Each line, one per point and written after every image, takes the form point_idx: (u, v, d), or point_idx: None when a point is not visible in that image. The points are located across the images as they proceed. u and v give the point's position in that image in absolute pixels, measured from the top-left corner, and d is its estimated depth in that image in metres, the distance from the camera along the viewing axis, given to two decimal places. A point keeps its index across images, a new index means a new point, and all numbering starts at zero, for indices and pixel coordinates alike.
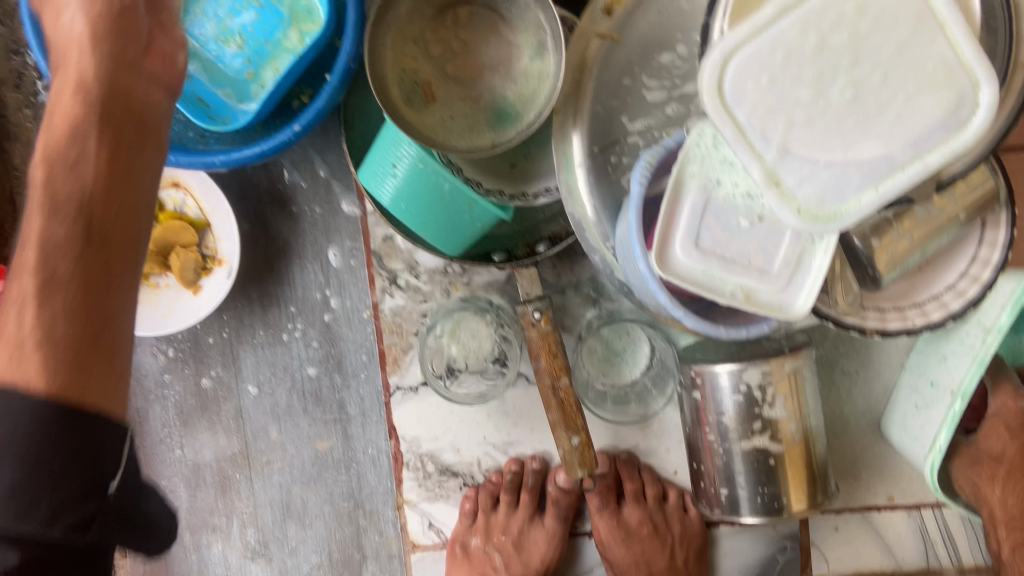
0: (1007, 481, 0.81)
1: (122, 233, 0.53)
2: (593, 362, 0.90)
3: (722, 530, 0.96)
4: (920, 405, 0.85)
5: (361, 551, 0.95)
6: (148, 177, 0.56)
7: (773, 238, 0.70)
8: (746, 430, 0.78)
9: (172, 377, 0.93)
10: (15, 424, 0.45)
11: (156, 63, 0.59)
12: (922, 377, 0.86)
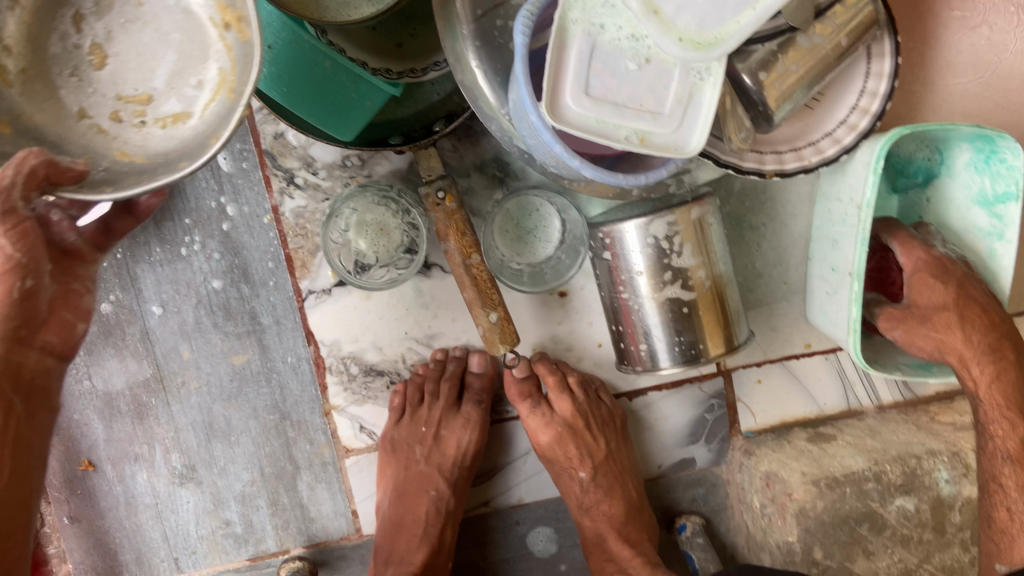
0: (964, 323, 0.76)
1: (17, 493, 0.64)
2: (505, 243, 0.88)
3: (651, 396, 0.96)
4: (830, 292, 0.85)
5: (293, 462, 0.93)
6: (42, 441, 0.66)
7: (662, 79, 0.70)
8: (659, 282, 0.79)
9: None
10: None
11: (53, 334, 0.64)
12: (826, 265, 0.86)
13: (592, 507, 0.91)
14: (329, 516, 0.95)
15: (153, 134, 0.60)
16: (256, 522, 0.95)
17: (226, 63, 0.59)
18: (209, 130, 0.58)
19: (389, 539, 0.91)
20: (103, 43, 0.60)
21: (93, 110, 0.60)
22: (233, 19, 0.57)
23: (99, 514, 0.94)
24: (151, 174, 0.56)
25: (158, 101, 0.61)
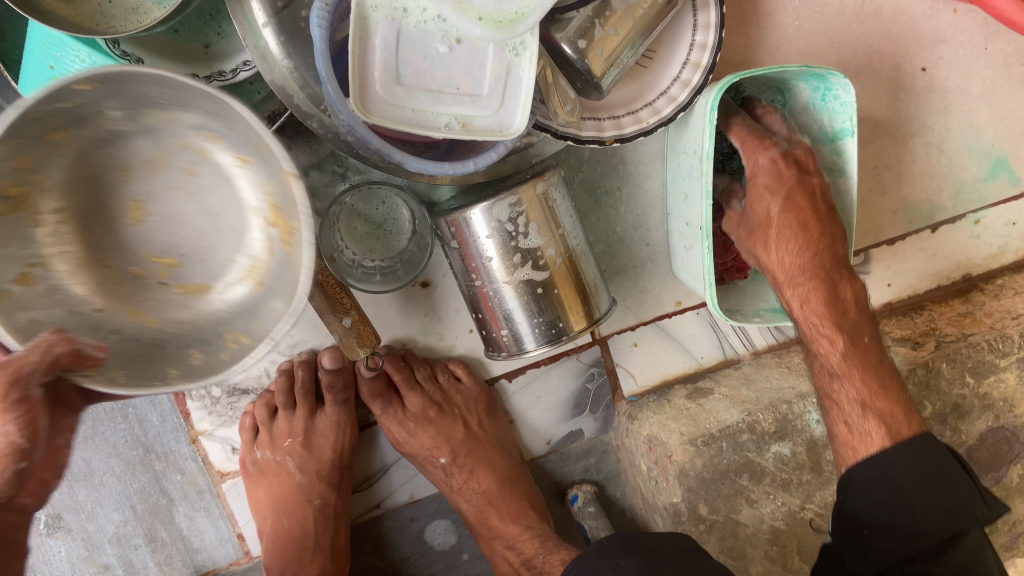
0: (778, 241, 0.75)
1: None
2: (356, 241, 0.83)
3: (507, 383, 0.94)
4: (687, 247, 0.85)
5: (166, 496, 0.89)
6: None
7: (476, 58, 0.66)
8: (510, 266, 0.77)
9: None
10: None
11: None
12: (680, 220, 0.85)
13: (461, 486, 0.88)
14: (214, 544, 0.91)
15: (184, 304, 0.61)
16: (137, 560, 0.90)
17: (264, 256, 0.61)
18: (230, 324, 0.61)
19: (275, 560, 0.85)
20: (144, 202, 0.60)
21: (115, 258, 0.59)
22: (287, 232, 0.58)
23: None
24: (156, 364, 0.58)
25: (188, 271, 0.61)
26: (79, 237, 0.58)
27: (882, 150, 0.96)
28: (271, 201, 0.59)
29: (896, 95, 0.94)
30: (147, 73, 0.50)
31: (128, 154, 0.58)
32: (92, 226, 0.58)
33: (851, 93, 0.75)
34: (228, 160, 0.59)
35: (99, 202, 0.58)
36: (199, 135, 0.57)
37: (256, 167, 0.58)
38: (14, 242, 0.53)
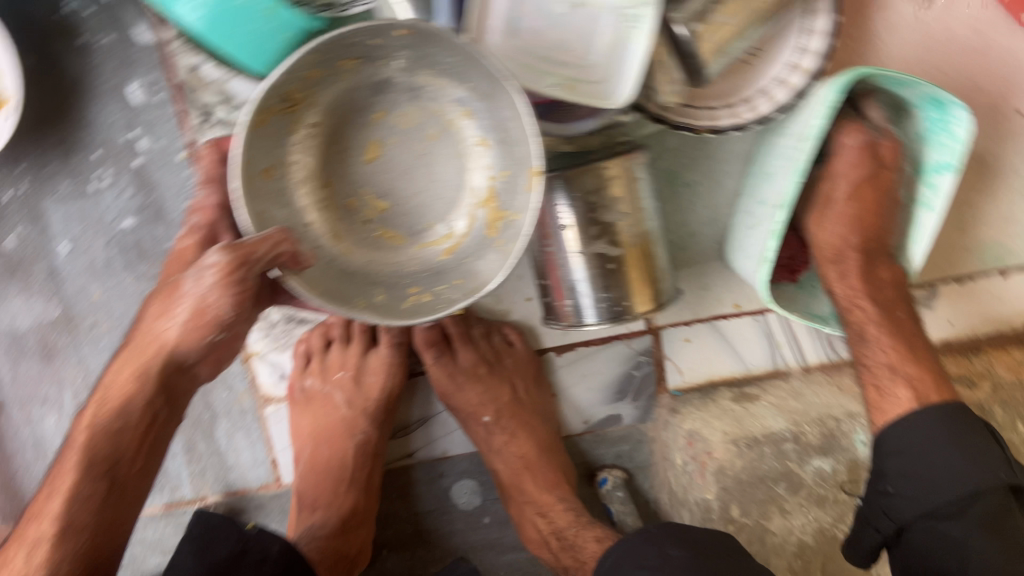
0: (829, 210, 0.80)
1: (136, 484, 0.69)
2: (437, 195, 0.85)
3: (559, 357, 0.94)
4: (751, 226, 0.81)
5: (211, 409, 0.91)
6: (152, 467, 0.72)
7: (592, 24, 0.67)
8: (587, 237, 0.78)
9: None
10: None
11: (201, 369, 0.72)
12: (754, 200, 0.81)
13: (493, 444, 0.89)
14: (248, 465, 0.93)
15: (382, 243, 0.85)
16: (172, 468, 0.92)
17: (469, 231, 0.85)
18: (416, 278, 0.83)
19: (314, 486, 0.88)
20: (381, 149, 0.83)
21: (351, 188, 0.83)
22: (496, 216, 0.82)
23: (5, 456, 0.89)
24: (360, 286, 0.80)
25: (391, 217, 0.84)
26: (323, 159, 0.82)
27: (967, 185, 0.95)
28: (489, 184, 0.83)
29: (992, 131, 0.92)
30: (434, 34, 0.67)
31: (377, 108, 0.81)
32: (336, 151, 0.83)
33: (966, 127, 0.70)
34: (471, 140, 0.83)
35: (351, 138, 0.83)
36: (457, 112, 0.82)
37: (490, 155, 0.83)
38: (273, 141, 0.76)
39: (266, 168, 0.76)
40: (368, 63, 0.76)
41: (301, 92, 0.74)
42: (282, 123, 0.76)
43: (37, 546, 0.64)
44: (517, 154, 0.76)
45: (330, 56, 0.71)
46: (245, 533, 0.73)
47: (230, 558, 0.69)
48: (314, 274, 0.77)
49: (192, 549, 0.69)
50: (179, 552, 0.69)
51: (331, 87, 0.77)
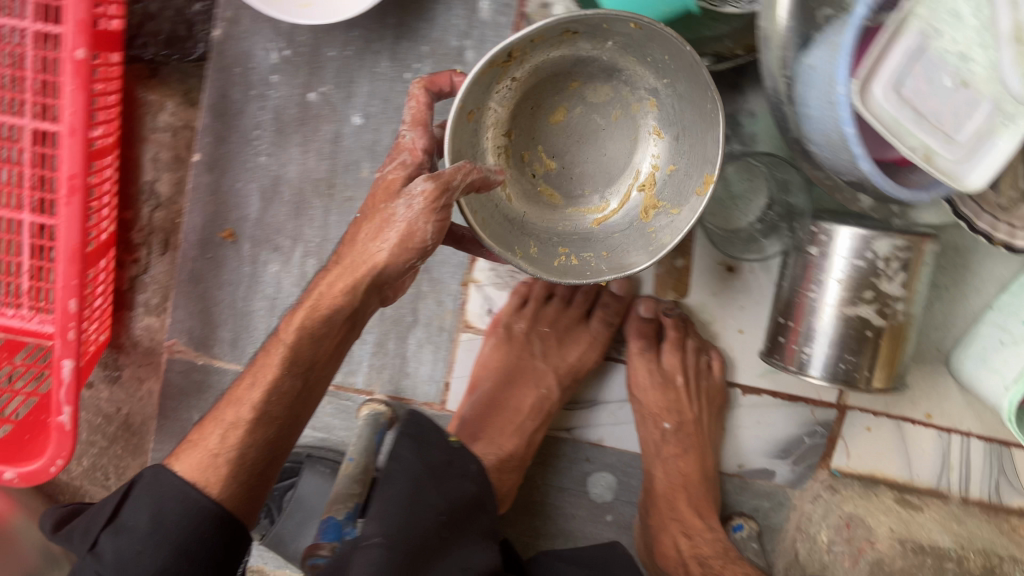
0: None
1: (321, 380, 0.74)
2: (711, 210, 0.88)
3: (745, 397, 0.96)
4: (1006, 341, 0.82)
5: (414, 315, 0.93)
6: (332, 362, 0.75)
7: (974, 106, 0.60)
8: (854, 297, 0.79)
9: (281, 79, 0.86)
10: (183, 510, 0.66)
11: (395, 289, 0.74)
12: (1013, 317, 0.82)
13: (662, 450, 0.90)
14: (423, 380, 0.95)
15: (542, 201, 0.85)
16: (356, 353, 0.95)
17: (620, 211, 0.84)
18: (562, 241, 0.82)
19: (482, 418, 0.90)
20: (566, 109, 0.83)
21: (523, 140, 0.84)
22: (652, 205, 0.81)
23: (218, 283, 0.91)
24: (517, 233, 0.80)
25: (555, 178, 0.85)
26: (511, 110, 0.83)
27: None
28: (652, 171, 0.83)
29: None
30: (661, 34, 0.68)
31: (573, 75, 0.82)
32: (523, 107, 0.83)
33: None
34: (648, 127, 0.83)
35: (545, 99, 0.83)
36: (645, 100, 0.81)
37: (662, 146, 0.82)
38: (485, 86, 0.76)
39: (472, 114, 0.76)
40: (587, 39, 0.76)
41: (522, 51, 0.75)
42: (493, 75, 0.76)
43: (233, 428, 0.71)
44: (697, 148, 0.76)
45: (562, 29, 0.72)
46: (451, 446, 0.75)
47: (442, 466, 0.72)
48: (481, 214, 0.76)
49: (412, 443, 0.72)
50: (400, 444, 0.72)
51: (540, 55, 0.78)
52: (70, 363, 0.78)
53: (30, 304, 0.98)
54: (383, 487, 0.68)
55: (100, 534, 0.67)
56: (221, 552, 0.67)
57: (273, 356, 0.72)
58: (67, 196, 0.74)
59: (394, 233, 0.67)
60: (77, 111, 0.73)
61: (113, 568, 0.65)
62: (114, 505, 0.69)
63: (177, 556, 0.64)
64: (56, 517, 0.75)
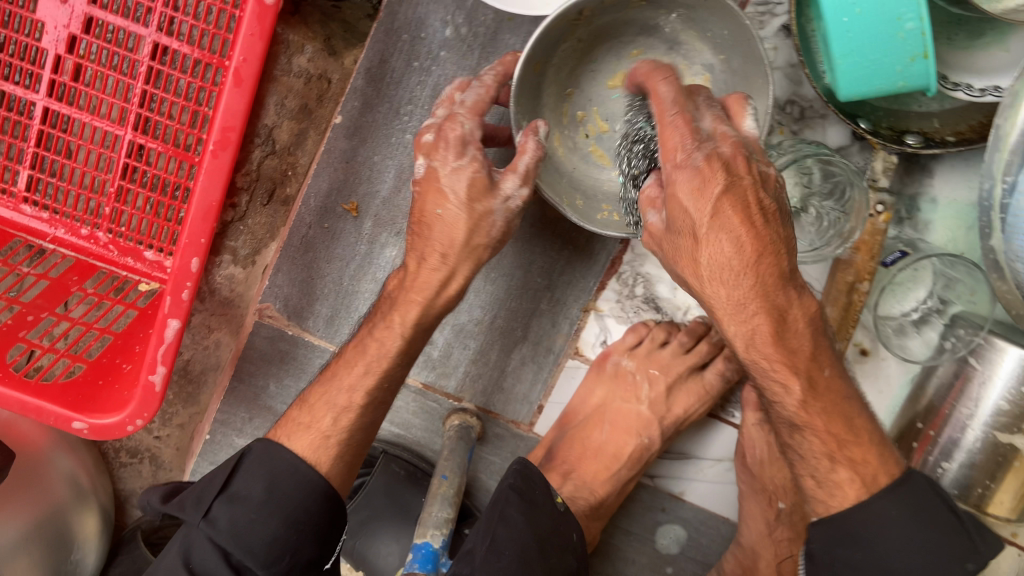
0: None
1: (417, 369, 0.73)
2: (883, 297, 0.82)
3: None
4: None
5: (524, 331, 0.87)
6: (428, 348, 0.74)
7: None
8: (1011, 426, 0.76)
9: (450, 57, 0.78)
10: (296, 487, 0.64)
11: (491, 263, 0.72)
12: None
13: (775, 531, 0.87)
14: (517, 397, 0.90)
15: (590, 162, 0.78)
16: (453, 357, 0.89)
17: None
18: (612, 203, 0.77)
19: (575, 456, 0.83)
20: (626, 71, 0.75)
21: (578, 99, 0.76)
22: None
23: (327, 256, 0.84)
24: (563, 188, 0.74)
25: (608, 141, 0.77)
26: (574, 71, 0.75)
27: None
28: None
29: None
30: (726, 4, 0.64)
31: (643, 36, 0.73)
32: (585, 65, 0.75)
33: None
34: None
35: (600, 56, 0.74)
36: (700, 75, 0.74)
37: None
38: (550, 41, 0.68)
39: (535, 63, 0.69)
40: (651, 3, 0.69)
41: (591, 9, 0.67)
42: (563, 28, 0.67)
43: (345, 413, 0.68)
44: None
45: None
46: (556, 509, 0.72)
47: (548, 532, 0.68)
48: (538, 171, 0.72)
49: (524, 506, 0.69)
50: (509, 504, 0.69)
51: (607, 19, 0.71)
52: (176, 323, 0.72)
53: (112, 230, 0.90)
54: (490, 556, 0.64)
55: (212, 503, 0.63)
56: (327, 532, 0.66)
57: (378, 340, 0.70)
58: (215, 148, 0.66)
59: (496, 227, 0.68)
60: (250, 59, 0.64)
61: (229, 538, 0.62)
62: (223, 472, 0.65)
63: (289, 528, 0.63)
64: (161, 494, 0.70)
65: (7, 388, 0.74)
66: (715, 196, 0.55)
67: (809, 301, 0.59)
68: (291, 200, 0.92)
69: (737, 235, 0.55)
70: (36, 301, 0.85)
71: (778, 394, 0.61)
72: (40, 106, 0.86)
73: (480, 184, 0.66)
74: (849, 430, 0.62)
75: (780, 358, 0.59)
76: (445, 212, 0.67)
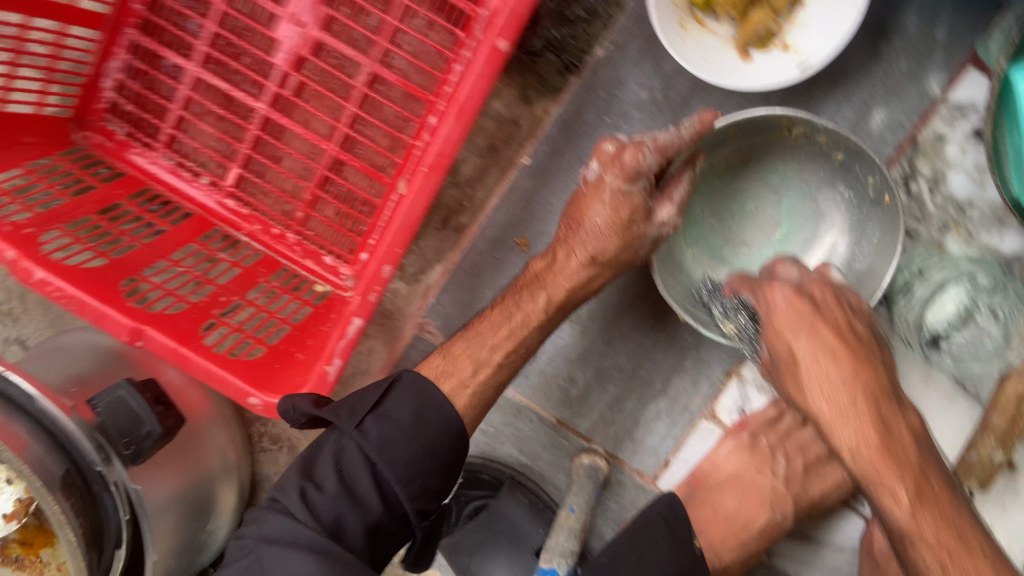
0: None
1: None
2: None
3: None
4: None
5: (665, 384, 0.90)
6: None
7: None
8: None
9: (641, 117, 0.85)
10: (436, 420, 0.71)
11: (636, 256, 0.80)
12: None
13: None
14: (647, 449, 0.92)
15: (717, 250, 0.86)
16: (592, 399, 0.93)
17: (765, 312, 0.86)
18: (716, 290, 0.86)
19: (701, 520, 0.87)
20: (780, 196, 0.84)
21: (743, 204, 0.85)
22: None
23: (490, 284, 0.92)
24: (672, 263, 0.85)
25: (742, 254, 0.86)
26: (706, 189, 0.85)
27: None
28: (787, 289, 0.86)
29: None
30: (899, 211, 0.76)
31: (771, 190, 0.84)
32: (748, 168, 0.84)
33: None
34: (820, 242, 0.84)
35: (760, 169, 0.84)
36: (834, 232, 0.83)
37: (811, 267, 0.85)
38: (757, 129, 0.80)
39: (730, 132, 0.80)
40: (829, 168, 0.81)
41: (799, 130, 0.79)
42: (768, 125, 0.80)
43: None
44: None
45: (840, 142, 0.77)
46: (695, 552, 0.72)
47: (686, 570, 0.69)
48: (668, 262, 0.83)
49: (670, 535, 0.71)
50: (658, 532, 0.71)
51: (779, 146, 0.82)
52: (359, 321, 0.78)
53: (300, 233, 1.01)
54: (637, 570, 0.67)
55: (365, 416, 0.69)
56: (449, 465, 0.71)
57: (526, 311, 0.79)
58: (428, 171, 0.74)
59: (644, 247, 0.79)
60: (475, 97, 0.71)
61: (376, 449, 0.67)
62: (376, 392, 0.71)
63: (426, 453, 0.69)
64: (309, 400, 0.70)
65: (198, 357, 0.82)
66: (810, 319, 0.69)
67: (911, 420, 0.66)
68: (463, 228, 0.98)
69: (839, 377, 0.66)
70: (228, 286, 0.94)
71: (888, 504, 0.63)
72: (261, 113, 0.98)
73: (640, 211, 0.77)
74: (959, 539, 0.61)
75: (884, 459, 0.63)
76: (605, 223, 0.77)
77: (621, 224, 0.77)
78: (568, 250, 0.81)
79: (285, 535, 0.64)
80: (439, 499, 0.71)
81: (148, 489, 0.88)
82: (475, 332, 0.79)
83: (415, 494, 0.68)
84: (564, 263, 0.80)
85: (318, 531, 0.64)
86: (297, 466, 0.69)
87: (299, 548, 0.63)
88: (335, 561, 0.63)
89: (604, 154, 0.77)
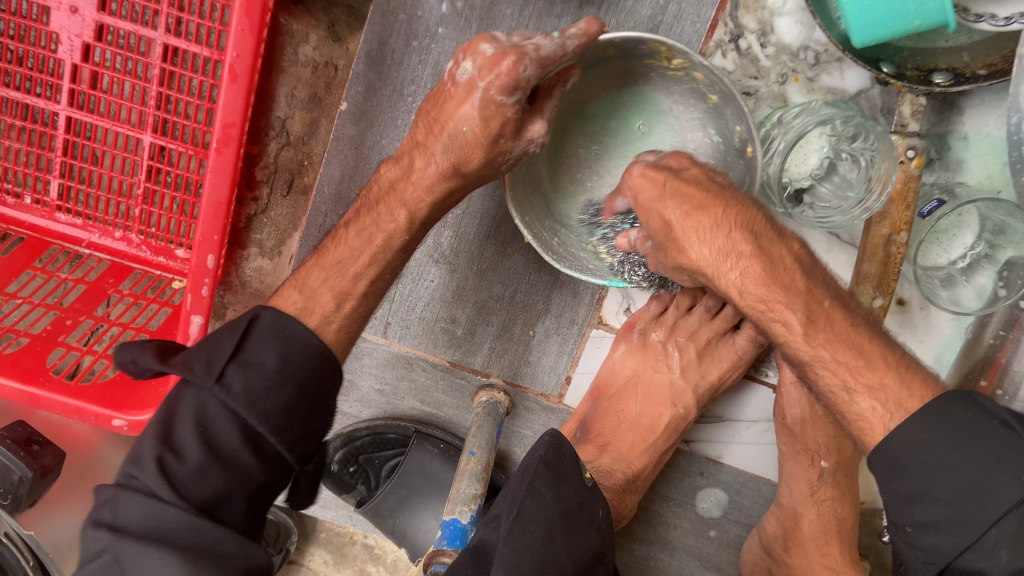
0: None
1: None
2: (927, 248, 0.79)
3: None
4: None
5: (546, 303, 0.87)
6: None
7: None
8: None
9: (447, 33, 0.79)
10: (306, 355, 0.65)
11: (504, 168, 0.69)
12: None
13: (819, 492, 0.84)
14: (544, 370, 0.89)
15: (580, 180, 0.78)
16: (478, 335, 0.89)
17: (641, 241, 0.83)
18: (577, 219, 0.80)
19: (609, 429, 0.84)
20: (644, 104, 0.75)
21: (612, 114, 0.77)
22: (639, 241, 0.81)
23: None
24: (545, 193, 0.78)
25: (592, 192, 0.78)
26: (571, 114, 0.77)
27: None
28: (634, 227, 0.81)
29: None
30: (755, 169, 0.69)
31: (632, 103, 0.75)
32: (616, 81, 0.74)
33: None
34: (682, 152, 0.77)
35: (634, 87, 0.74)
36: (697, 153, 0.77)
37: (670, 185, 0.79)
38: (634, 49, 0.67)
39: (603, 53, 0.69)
40: (704, 106, 0.73)
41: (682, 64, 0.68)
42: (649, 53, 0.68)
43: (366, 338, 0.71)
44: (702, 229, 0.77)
45: (717, 85, 0.67)
46: (584, 484, 0.71)
47: (574, 510, 0.68)
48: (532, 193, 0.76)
49: (550, 477, 0.68)
50: (539, 478, 0.68)
51: (654, 75, 0.72)
52: (198, 318, 0.76)
53: (142, 231, 0.93)
54: (514, 529, 0.63)
55: (226, 366, 0.62)
56: (320, 396, 0.66)
57: (386, 232, 0.71)
58: (219, 145, 0.70)
59: (508, 161, 0.68)
60: (243, 54, 0.67)
61: (245, 404, 0.61)
62: (232, 338, 0.64)
63: (301, 396, 0.64)
64: (150, 353, 0.64)
65: (50, 392, 0.80)
66: (671, 184, 0.63)
67: (759, 257, 0.63)
68: (309, 188, 0.92)
69: (711, 238, 0.63)
70: (73, 306, 0.92)
71: (783, 333, 0.63)
72: (62, 115, 0.88)
73: (512, 125, 0.63)
74: (861, 358, 0.61)
75: (774, 291, 0.63)
76: (471, 131, 0.64)
77: (488, 135, 0.64)
78: (424, 154, 0.69)
79: (149, 526, 0.57)
80: (320, 437, 0.67)
81: (46, 531, 0.88)
82: (334, 257, 0.72)
83: (292, 442, 0.63)
84: (422, 172, 0.69)
85: (188, 508, 0.58)
86: (152, 432, 0.61)
87: (163, 544, 0.56)
88: (195, 554, 0.57)
89: (480, 55, 0.60)
